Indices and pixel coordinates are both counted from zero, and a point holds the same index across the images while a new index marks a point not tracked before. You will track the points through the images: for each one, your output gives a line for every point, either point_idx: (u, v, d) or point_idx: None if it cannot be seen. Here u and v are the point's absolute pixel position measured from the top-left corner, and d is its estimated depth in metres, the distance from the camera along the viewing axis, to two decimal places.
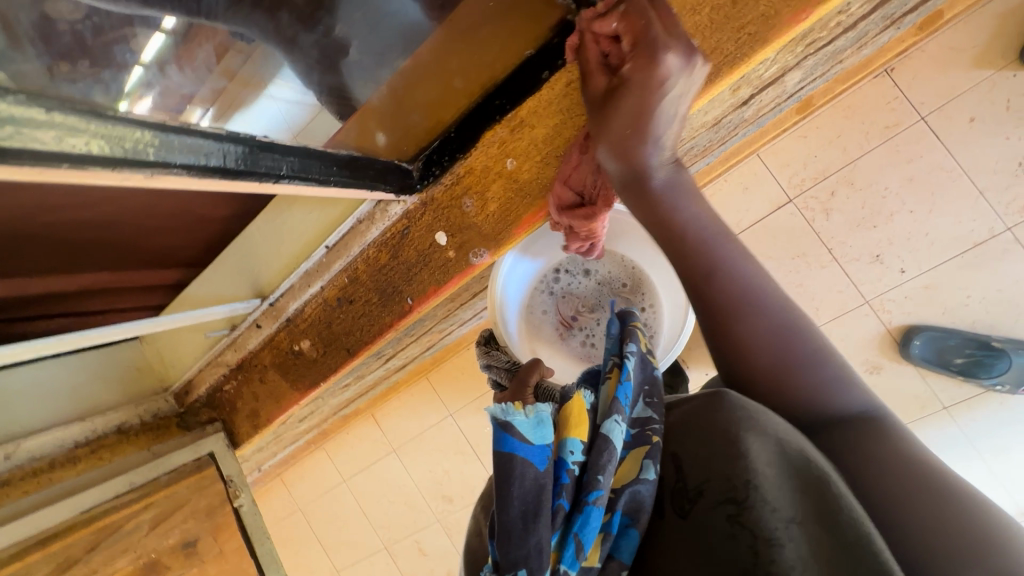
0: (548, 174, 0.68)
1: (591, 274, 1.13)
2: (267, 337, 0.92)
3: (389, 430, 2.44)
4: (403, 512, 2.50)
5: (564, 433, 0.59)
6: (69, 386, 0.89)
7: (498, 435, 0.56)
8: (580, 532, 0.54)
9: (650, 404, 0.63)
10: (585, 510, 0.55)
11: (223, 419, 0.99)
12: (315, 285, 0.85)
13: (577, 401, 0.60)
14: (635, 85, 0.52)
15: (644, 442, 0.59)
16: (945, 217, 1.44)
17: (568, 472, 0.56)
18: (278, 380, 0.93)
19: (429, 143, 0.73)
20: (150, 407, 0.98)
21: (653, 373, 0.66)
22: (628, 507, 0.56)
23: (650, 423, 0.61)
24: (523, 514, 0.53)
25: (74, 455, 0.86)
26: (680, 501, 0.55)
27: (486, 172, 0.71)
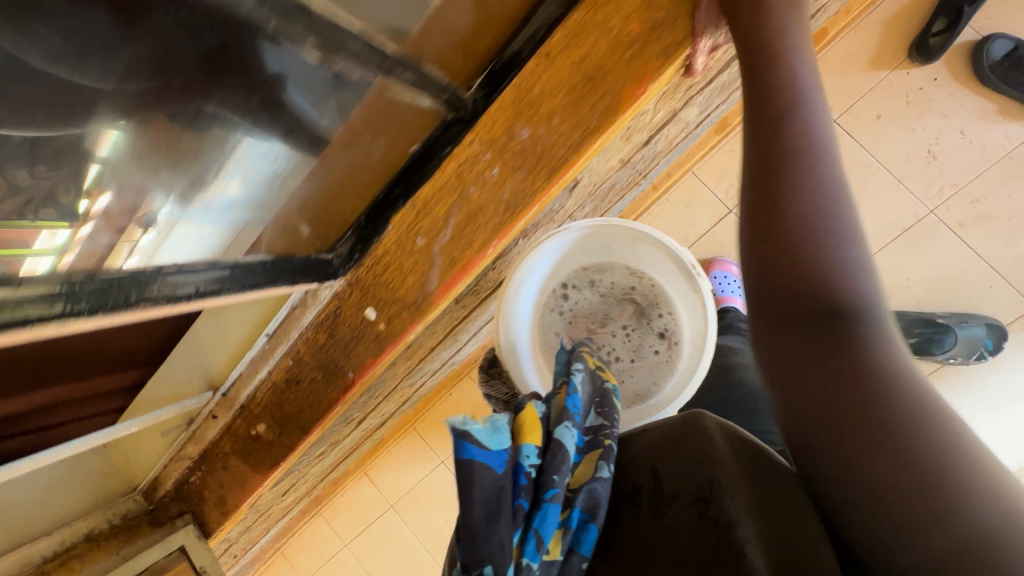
0: (456, 246, 0.75)
1: (596, 287, 1.19)
2: (224, 426, 0.95)
3: (386, 484, 2.43)
4: (409, 568, 2.46)
5: (520, 440, 0.62)
6: (35, 504, 0.91)
7: (457, 444, 0.57)
8: (538, 527, 0.59)
9: (600, 413, 0.72)
10: (542, 507, 0.60)
11: (192, 510, 1.02)
12: (263, 369, 0.89)
13: (529, 411, 0.64)
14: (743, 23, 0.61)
15: (597, 446, 0.67)
16: None
17: (524, 474, 0.60)
18: (241, 464, 0.96)
19: (345, 230, 0.79)
20: (119, 510, 1.01)
21: (603, 386, 0.74)
22: (585, 503, 0.64)
23: (602, 430, 0.69)
24: (486, 514, 0.55)
25: (43, 569, 0.88)
26: (654, 504, 0.65)
27: (402, 250, 0.77)
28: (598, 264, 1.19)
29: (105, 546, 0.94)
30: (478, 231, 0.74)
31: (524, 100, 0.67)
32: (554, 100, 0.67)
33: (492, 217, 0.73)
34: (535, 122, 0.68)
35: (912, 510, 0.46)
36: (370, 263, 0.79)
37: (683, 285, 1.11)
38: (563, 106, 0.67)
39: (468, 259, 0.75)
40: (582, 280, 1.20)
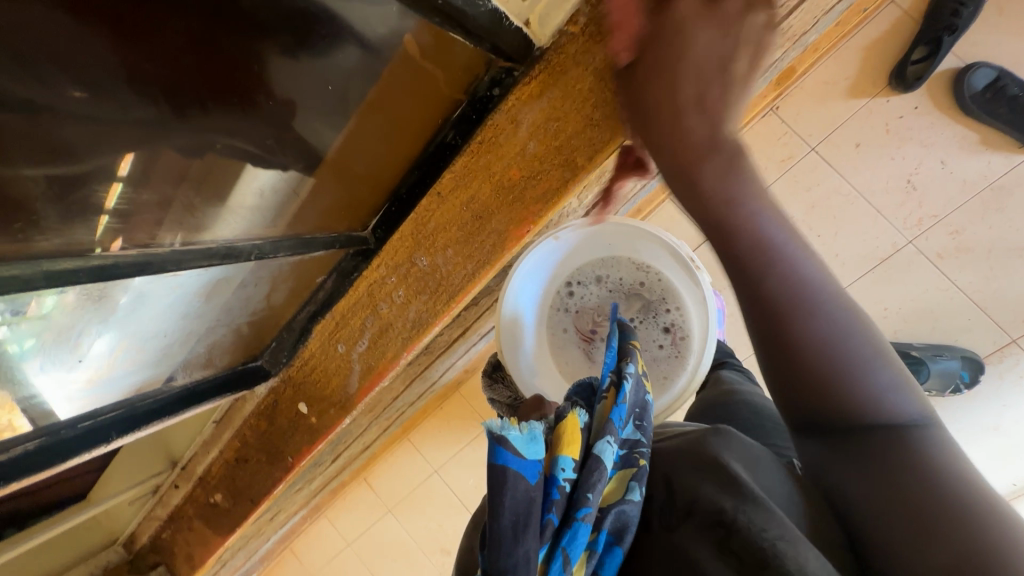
0: (373, 354, 0.81)
1: (602, 281, 0.96)
2: (186, 494, 1.05)
3: (383, 491, 2.56)
4: (407, 568, 2.59)
5: (557, 450, 0.58)
6: None
7: (491, 447, 0.52)
8: (566, 547, 0.54)
9: (640, 427, 0.64)
10: (574, 527, 0.55)
11: (165, 562, 1.12)
12: (215, 447, 0.98)
13: (571, 419, 0.59)
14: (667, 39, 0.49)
15: (632, 463, 0.61)
16: (850, 239, 1.47)
17: (558, 488, 0.55)
18: (203, 526, 1.06)
19: (270, 341, 0.87)
20: (99, 562, 1.13)
21: (645, 397, 0.66)
22: (613, 526, 0.58)
23: (638, 445, 0.63)
24: (514, 524, 0.51)
25: None
26: (665, 518, 0.58)
27: (325, 355, 0.84)
28: (604, 258, 0.95)
29: None
30: (389, 342, 0.79)
31: (421, 237, 0.74)
32: (446, 235, 0.73)
33: (401, 330, 0.78)
34: (433, 253, 0.74)
35: (942, 554, 0.41)
36: (302, 363, 0.87)
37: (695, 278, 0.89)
38: (455, 240, 0.72)
39: (383, 366, 0.80)
40: (587, 275, 0.97)
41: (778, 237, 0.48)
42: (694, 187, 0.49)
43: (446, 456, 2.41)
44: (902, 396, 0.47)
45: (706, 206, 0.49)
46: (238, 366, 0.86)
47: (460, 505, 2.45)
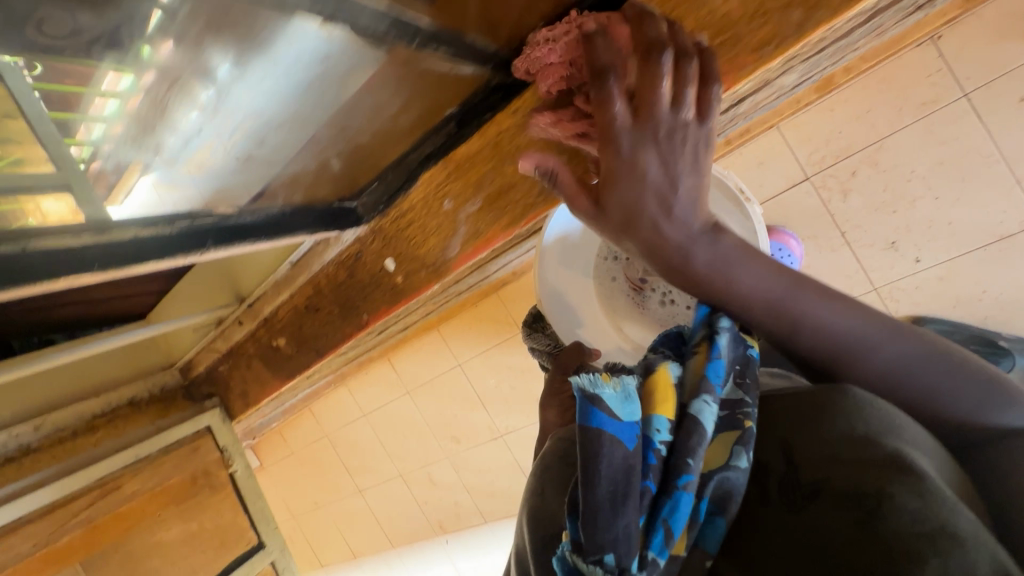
0: (483, 217, 0.71)
1: None
2: (250, 332, 1.01)
3: (407, 373, 2.61)
4: (416, 446, 2.71)
5: (650, 409, 0.47)
6: (83, 367, 1.02)
7: (583, 406, 0.44)
8: (669, 519, 0.41)
9: (743, 385, 0.49)
10: (675, 496, 0.42)
11: (220, 394, 1.12)
12: (285, 292, 0.92)
13: (660, 372, 0.49)
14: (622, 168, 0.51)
15: (735, 426, 0.46)
16: (973, 208, 1.16)
17: (655, 452, 0.44)
18: (260, 368, 1.03)
19: (368, 182, 0.76)
20: (158, 381, 1.12)
21: (748, 353, 0.51)
22: (716, 494, 0.44)
23: (743, 405, 0.47)
24: (611, 496, 0.41)
25: (93, 424, 1.01)
26: (788, 493, 0.43)
27: (426, 208, 0.74)
28: None
29: (144, 411, 1.08)
30: (503, 212, 0.69)
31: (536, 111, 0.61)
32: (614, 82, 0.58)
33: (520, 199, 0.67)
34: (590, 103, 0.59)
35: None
36: (397, 217, 0.77)
37: None
38: None
39: (491, 235, 0.71)
40: None
41: (778, 282, 0.51)
42: (719, 269, 0.51)
43: (472, 354, 2.41)
44: (997, 402, 0.47)
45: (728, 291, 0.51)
46: (334, 203, 0.75)
47: (476, 401, 2.49)
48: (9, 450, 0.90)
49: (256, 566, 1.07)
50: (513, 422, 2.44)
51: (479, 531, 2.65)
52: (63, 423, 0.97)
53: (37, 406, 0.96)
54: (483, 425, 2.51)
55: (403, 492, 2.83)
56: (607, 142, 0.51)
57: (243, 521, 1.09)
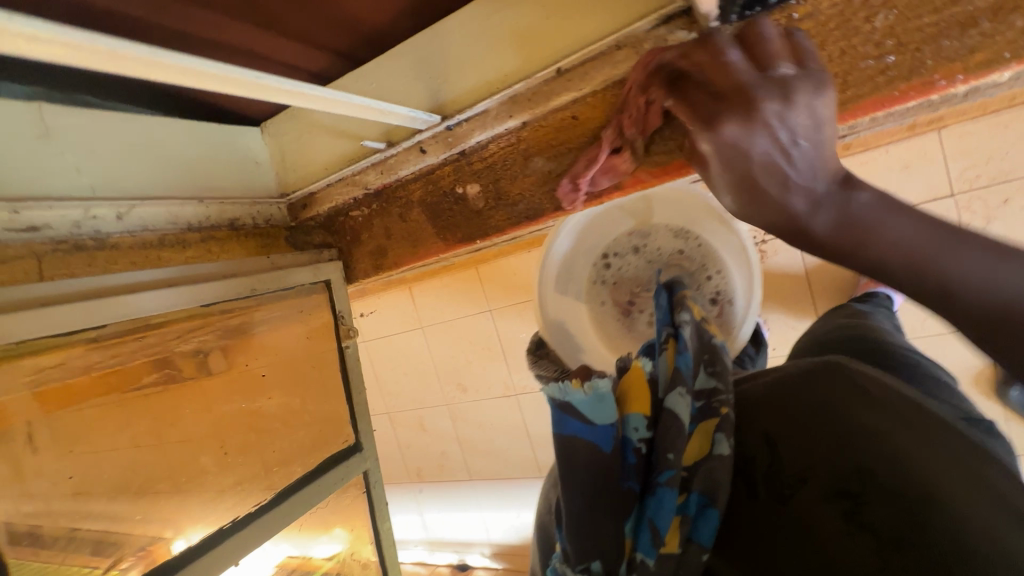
0: (933, 48, 0.48)
1: (641, 251, 1.03)
2: (427, 168, 0.75)
3: (424, 306, 2.08)
4: (410, 388, 2.22)
5: (624, 407, 0.54)
6: (186, 160, 0.74)
7: (556, 416, 0.52)
8: (654, 516, 0.49)
9: (713, 374, 0.61)
10: (658, 493, 0.49)
11: (341, 247, 0.86)
12: (520, 117, 0.66)
13: (635, 371, 0.57)
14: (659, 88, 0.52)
15: (714, 415, 0.56)
16: None
17: (634, 450, 0.52)
18: (422, 220, 0.78)
19: None
20: (264, 211, 0.84)
21: (713, 343, 0.67)
22: (705, 484, 0.50)
23: (717, 394, 0.58)
24: (591, 497, 0.50)
25: (186, 239, 0.73)
26: (775, 487, 0.50)
27: (839, 22, 0.51)
28: (640, 227, 1.02)
29: (246, 243, 0.80)
30: (981, 43, 0.47)
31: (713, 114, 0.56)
32: None
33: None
34: None
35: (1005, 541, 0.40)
36: None
37: (742, 252, 0.98)
38: None
39: (941, 78, 0.48)
40: (624, 246, 1.04)
41: (922, 229, 0.40)
42: (853, 229, 0.42)
43: (509, 302, 1.90)
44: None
45: (867, 251, 0.41)
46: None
47: (499, 353, 1.99)
48: (81, 236, 0.62)
49: (350, 473, 0.79)
50: (534, 381, 1.97)
51: (460, 487, 2.20)
52: (152, 224, 0.69)
53: (122, 187, 0.67)
54: (500, 382, 2.02)
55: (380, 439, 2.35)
56: (705, 122, 0.47)
57: (341, 410, 0.81)
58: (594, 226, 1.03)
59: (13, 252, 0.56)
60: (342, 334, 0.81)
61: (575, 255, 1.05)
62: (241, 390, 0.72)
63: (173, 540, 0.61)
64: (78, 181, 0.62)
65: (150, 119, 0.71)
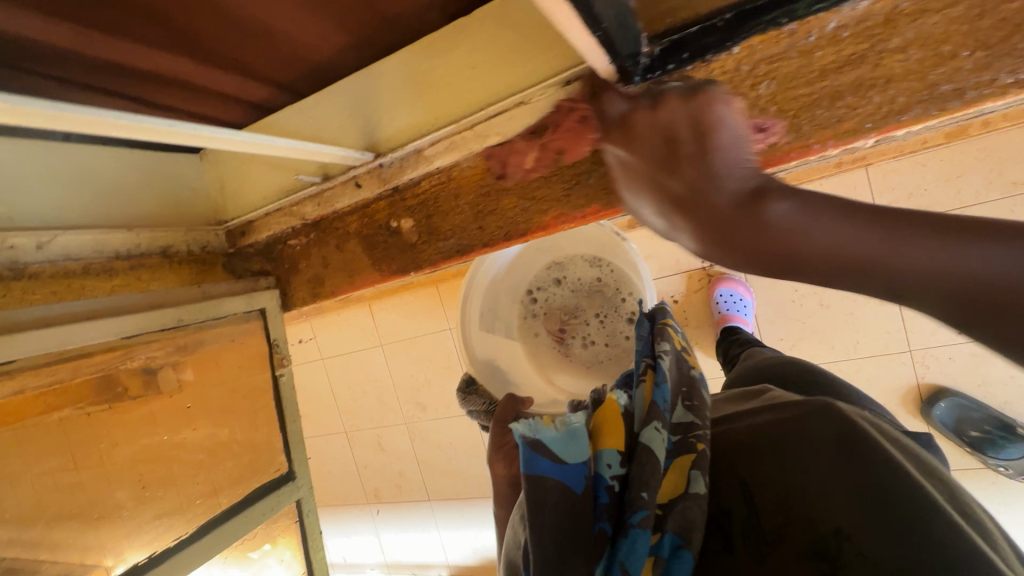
0: (807, 116, 0.54)
1: (563, 283, 1.16)
2: (363, 202, 0.77)
3: (387, 324, 2.06)
4: (368, 407, 2.19)
5: (599, 445, 0.57)
6: (117, 188, 0.74)
7: (527, 455, 0.56)
8: (625, 560, 0.48)
9: (692, 411, 0.62)
10: (630, 535, 0.49)
11: (278, 276, 0.86)
12: (451, 158, 0.69)
13: (610, 408, 0.61)
14: (632, 135, 0.55)
15: (689, 450, 0.56)
16: None
17: (606, 489, 0.54)
18: (357, 252, 0.80)
19: (686, 24, 0.54)
20: (200, 238, 0.84)
21: (689, 375, 0.69)
22: (678, 524, 0.50)
23: (694, 432, 0.59)
24: (566, 539, 0.52)
25: (113, 267, 0.72)
26: (752, 541, 0.48)
27: (729, 89, 0.56)
28: (558, 263, 1.16)
29: (178, 271, 0.80)
30: (847, 114, 0.52)
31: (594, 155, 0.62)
32: None
33: (880, 102, 0.51)
34: None
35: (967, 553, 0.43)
36: None
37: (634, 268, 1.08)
38: None
39: (816, 142, 0.54)
40: (547, 280, 1.18)
41: (835, 224, 0.45)
42: (768, 231, 0.48)
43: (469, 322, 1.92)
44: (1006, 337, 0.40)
45: (793, 249, 0.47)
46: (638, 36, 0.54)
47: (458, 373, 2.00)
48: None
49: (281, 502, 0.78)
50: None
51: (417, 508, 2.17)
52: (77, 252, 0.68)
53: (44, 216, 0.66)
54: (459, 402, 2.01)
55: (337, 458, 2.31)
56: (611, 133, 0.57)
57: (275, 438, 0.82)
58: (518, 270, 1.17)
59: None
60: (275, 363, 0.81)
61: (499, 294, 1.18)
62: (167, 421, 0.72)
63: (112, 567, 0.62)
64: None
65: (80, 146, 0.71)
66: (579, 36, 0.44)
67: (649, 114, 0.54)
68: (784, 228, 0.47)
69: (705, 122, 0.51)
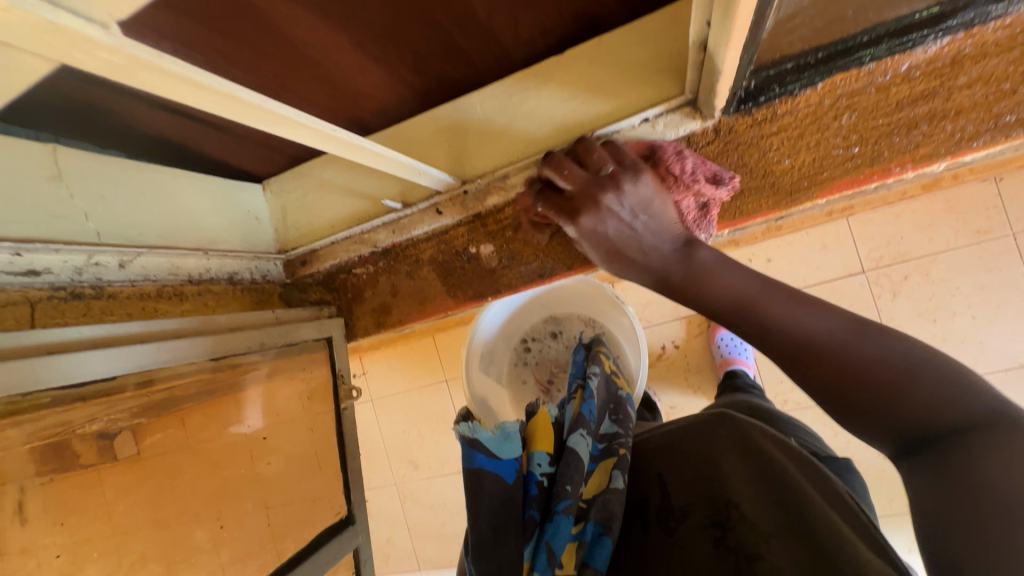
0: (886, 143, 0.60)
1: (558, 336, 1.12)
2: (441, 229, 0.78)
3: (377, 378, 1.97)
4: None
5: (532, 448, 0.60)
6: (194, 213, 0.72)
7: (465, 452, 0.56)
8: (550, 540, 0.51)
9: (615, 420, 0.72)
10: (554, 519, 0.53)
11: (339, 305, 0.86)
12: None
13: (542, 416, 0.64)
14: (589, 211, 0.60)
15: (612, 454, 0.65)
16: (1001, 335, 1.24)
17: (535, 483, 0.56)
18: (431, 279, 0.80)
19: (783, 60, 0.60)
20: (262, 267, 0.82)
21: (617, 393, 0.78)
22: (600, 514, 0.56)
23: (616, 438, 0.68)
24: (493, 528, 0.54)
25: (182, 291, 0.69)
26: (664, 521, 0.59)
27: (813, 119, 0.62)
28: (557, 316, 1.12)
29: (241, 299, 0.77)
30: (923, 141, 0.59)
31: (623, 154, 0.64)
32: None
33: (952, 131, 0.58)
34: None
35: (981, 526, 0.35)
36: (760, 124, 0.63)
37: (631, 332, 1.07)
38: None
39: (895, 166, 0.60)
40: (543, 332, 1.14)
41: (755, 284, 0.53)
42: (695, 280, 0.57)
43: None
44: (942, 378, 0.41)
45: (711, 300, 0.55)
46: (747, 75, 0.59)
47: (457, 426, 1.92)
48: (80, 283, 0.58)
49: (346, 548, 0.72)
50: None
51: None
52: (156, 274, 0.66)
53: (129, 235, 0.63)
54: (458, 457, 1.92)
55: None
56: (571, 210, 0.62)
57: (336, 477, 0.75)
58: (514, 318, 1.13)
59: (6, 297, 0.52)
60: (341, 396, 0.76)
61: (497, 342, 1.14)
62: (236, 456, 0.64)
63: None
64: (85, 226, 0.59)
65: (160, 168, 0.70)
66: (738, 57, 0.48)
67: (597, 199, 0.60)
68: (698, 279, 0.57)
69: (642, 198, 0.61)
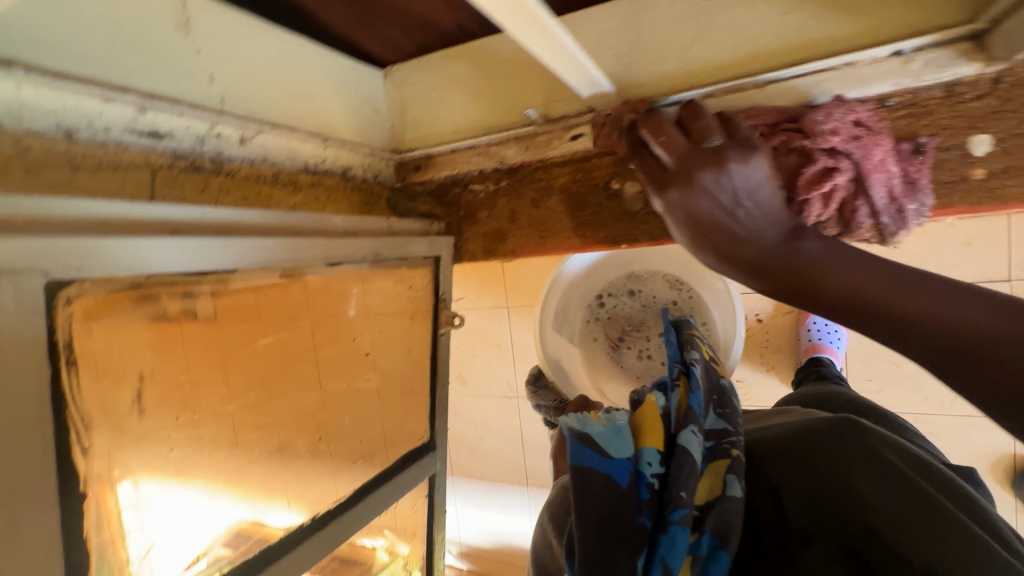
0: None
1: (637, 294, 0.99)
2: (578, 155, 0.67)
3: None
4: None
5: (639, 442, 0.48)
6: (314, 93, 0.64)
7: (572, 447, 0.48)
8: (665, 556, 0.42)
9: (724, 415, 0.52)
10: (669, 531, 0.42)
11: (447, 222, 0.78)
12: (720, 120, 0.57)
13: (647, 403, 0.51)
14: (682, 183, 0.50)
15: (724, 455, 0.48)
16: None
17: (646, 485, 0.45)
18: (557, 210, 0.70)
19: None
20: (373, 166, 0.74)
21: (723, 383, 0.57)
22: (716, 525, 0.43)
23: (728, 435, 0.50)
24: (602, 536, 0.44)
25: (296, 180, 0.63)
26: (779, 543, 0.42)
27: None
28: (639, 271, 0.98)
29: (350, 198, 0.70)
30: None
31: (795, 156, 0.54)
32: None
33: None
34: None
35: None
36: None
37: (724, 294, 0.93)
38: None
39: None
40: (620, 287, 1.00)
41: (876, 267, 0.44)
42: (798, 267, 0.48)
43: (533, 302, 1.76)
44: None
45: (823, 298, 0.47)
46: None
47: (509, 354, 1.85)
48: (202, 154, 0.52)
49: (424, 472, 0.70)
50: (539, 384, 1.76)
51: None
52: (273, 156, 0.59)
53: (250, 108, 0.56)
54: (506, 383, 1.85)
55: None
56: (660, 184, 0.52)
57: (420, 402, 0.72)
58: (589, 270, 1.00)
59: (127, 160, 0.46)
60: (441, 320, 0.71)
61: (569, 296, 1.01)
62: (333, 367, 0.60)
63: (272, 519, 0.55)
64: (209, 90, 0.52)
65: (286, 35, 0.61)
66: None
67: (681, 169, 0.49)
68: (815, 266, 0.47)
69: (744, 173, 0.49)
